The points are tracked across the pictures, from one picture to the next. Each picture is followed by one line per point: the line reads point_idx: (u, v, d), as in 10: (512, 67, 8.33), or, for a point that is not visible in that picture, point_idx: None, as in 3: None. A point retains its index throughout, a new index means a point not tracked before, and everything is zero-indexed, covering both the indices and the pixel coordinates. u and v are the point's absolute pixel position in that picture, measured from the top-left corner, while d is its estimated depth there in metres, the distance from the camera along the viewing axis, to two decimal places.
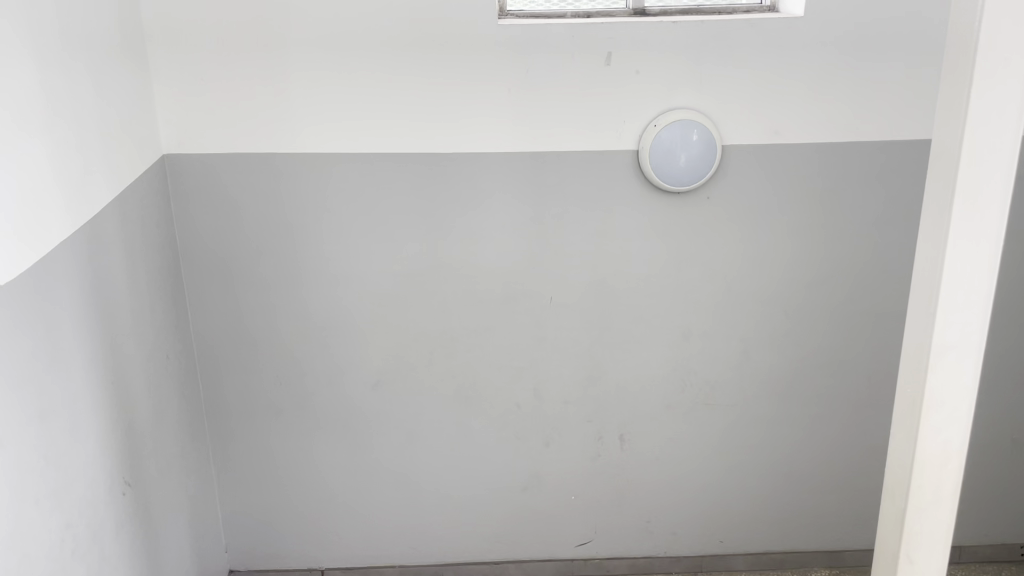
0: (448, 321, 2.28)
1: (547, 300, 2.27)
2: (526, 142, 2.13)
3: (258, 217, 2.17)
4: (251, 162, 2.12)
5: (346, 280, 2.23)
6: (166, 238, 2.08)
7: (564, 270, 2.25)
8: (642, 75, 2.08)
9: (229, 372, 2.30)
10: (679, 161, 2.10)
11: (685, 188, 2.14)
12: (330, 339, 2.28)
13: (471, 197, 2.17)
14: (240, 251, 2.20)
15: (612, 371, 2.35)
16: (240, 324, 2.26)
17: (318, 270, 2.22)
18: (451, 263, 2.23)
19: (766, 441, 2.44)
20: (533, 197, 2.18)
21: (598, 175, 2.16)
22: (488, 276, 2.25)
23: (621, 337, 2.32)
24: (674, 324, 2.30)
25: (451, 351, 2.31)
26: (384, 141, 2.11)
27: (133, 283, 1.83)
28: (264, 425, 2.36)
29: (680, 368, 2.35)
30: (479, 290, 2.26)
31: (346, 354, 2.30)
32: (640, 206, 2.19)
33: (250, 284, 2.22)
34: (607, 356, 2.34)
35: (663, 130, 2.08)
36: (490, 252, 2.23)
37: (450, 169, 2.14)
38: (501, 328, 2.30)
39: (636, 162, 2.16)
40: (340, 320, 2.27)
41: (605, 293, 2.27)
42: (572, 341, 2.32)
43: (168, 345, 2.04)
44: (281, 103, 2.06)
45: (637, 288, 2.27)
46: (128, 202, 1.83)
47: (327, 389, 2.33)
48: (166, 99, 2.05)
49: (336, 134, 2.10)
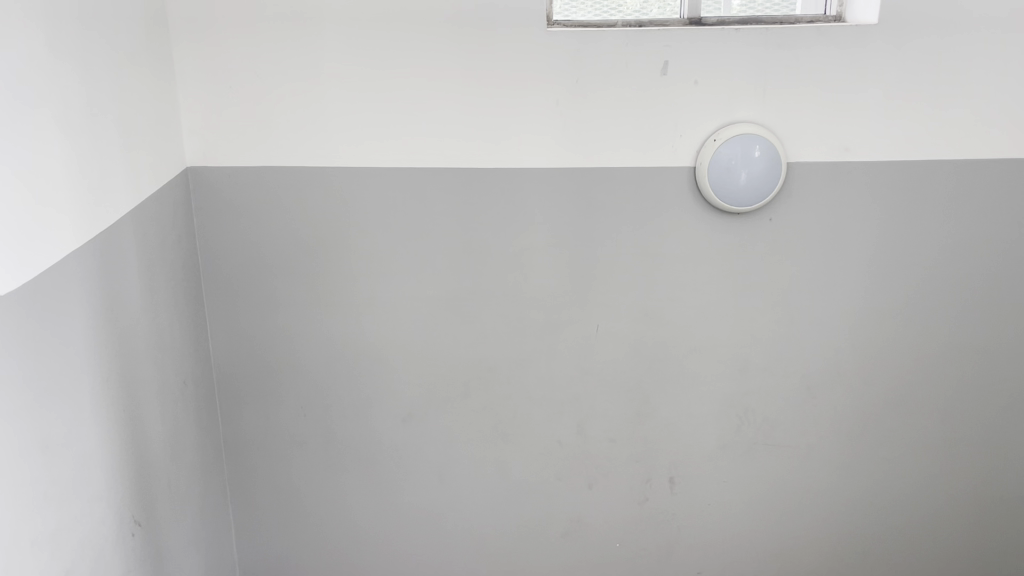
0: (486, 350, 2.12)
1: (593, 329, 2.11)
2: (575, 157, 1.98)
3: (285, 235, 2.02)
4: (280, 176, 1.98)
5: (378, 305, 2.08)
6: (187, 256, 1.94)
7: (613, 297, 2.08)
8: (701, 86, 1.93)
9: (250, 402, 2.14)
10: (740, 178, 1.94)
11: (746, 208, 1.98)
12: (359, 369, 2.12)
13: (513, 216, 2.02)
14: (266, 272, 2.05)
15: (662, 408, 2.17)
16: (264, 351, 2.10)
17: (348, 294, 2.07)
18: (491, 287, 2.07)
19: (828, 485, 2.25)
20: (580, 217, 2.02)
21: (652, 194, 2.01)
22: (530, 301, 2.08)
23: (673, 370, 2.14)
24: (730, 357, 2.13)
25: (489, 383, 2.14)
26: (422, 155, 1.97)
27: (152, 302, 1.68)
28: (286, 460, 2.20)
29: (736, 405, 2.17)
30: (521, 317, 2.09)
31: (376, 385, 2.14)
32: (697, 227, 2.03)
33: (276, 307, 2.07)
34: (657, 391, 2.16)
35: (723, 145, 1.92)
36: (533, 277, 2.07)
37: (492, 186, 2.00)
38: (544, 359, 2.13)
39: (693, 181, 2.00)
40: (371, 348, 2.11)
41: (657, 322, 2.10)
42: (620, 374, 2.14)
43: (187, 372, 1.88)
44: (314, 112, 1.93)
45: (691, 317, 2.10)
46: (149, 215, 1.69)
47: (355, 422, 2.17)
48: (191, 108, 1.92)
49: (371, 147, 1.96)
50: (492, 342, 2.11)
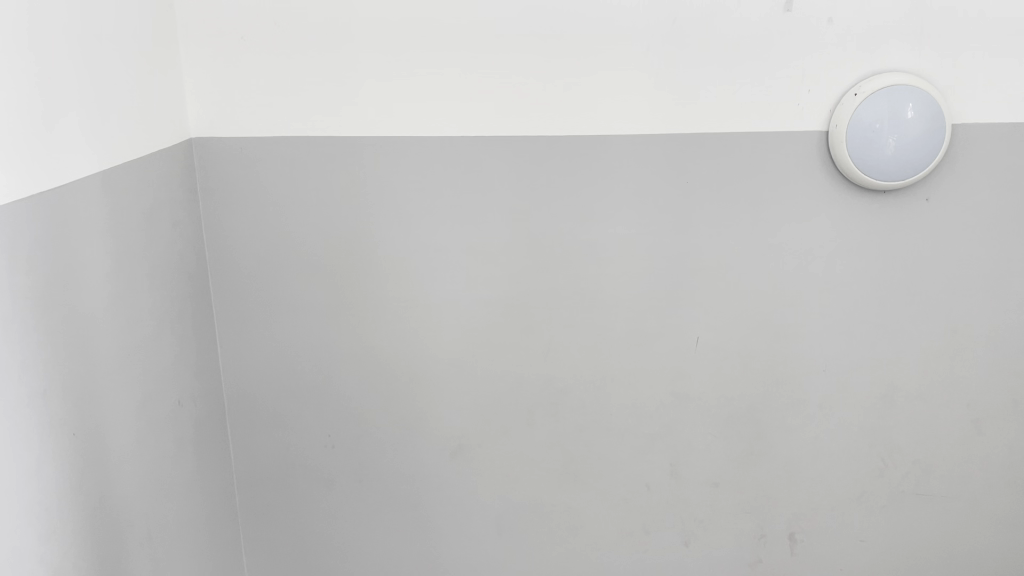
0: (557, 368, 1.70)
1: (692, 342, 1.66)
2: (671, 119, 1.55)
3: (310, 224, 1.64)
4: (303, 150, 1.60)
5: (424, 310, 1.68)
6: (187, 246, 1.57)
7: (719, 302, 1.64)
8: (837, 25, 1.49)
9: (267, 430, 1.75)
10: (890, 143, 1.49)
11: (896, 184, 1.53)
12: (398, 389, 1.72)
13: (592, 199, 1.60)
14: (286, 269, 1.67)
15: (780, 444, 1.71)
16: (284, 367, 1.72)
17: (385, 297, 1.67)
18: (563, 288, 1.65)
19: (995, 548, 1.75)
20: (677, 199, 1.59)
21: (770, 167, 1.57)
22: (613, 307, 1.66)
23: (796, 396, 1.68)
24: (870, 379, 1.66)
25: (559, 409, 1.72)
26: (480, 121, 1.57)
27: (126, 298, 1.32)
28: (311, 501, 1.79)
29: (877, 442, 1.69)
30: (600, 326, 1.67)
31: (418, 409, 1.73)
32: (829, 212, 1.58)
33: (298, 313, 1.69)
34: (774, 422, 1.69)
35: (868, 100, 1.48)
36: (617, 275, 1.64)
37: (567, 158, 1.58)
38: (630, 379, 1.69)
39: (824, 151, 1.56)
40: (414, 363, 1.70)
41: (774, 334, 1.65)
42: (726, 400, 1.69)
43: (181, 389, 1.51)
44: (345, 67, 1.55)
45: (820, 327, 1.64)
46: (127, 186, 1.33)
47: (393, 455, 1.76)
48: (196, 64, 1.56)
49: (416, 111, 1.57)
50: (564, 360, 1.69)
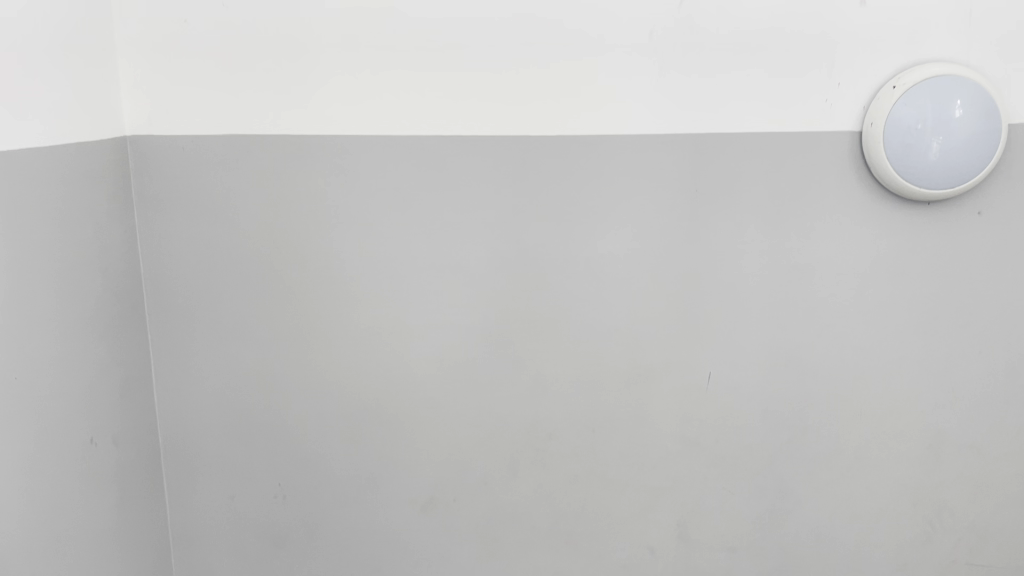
0: (545, 408, 1.45)
1: (705, 379, 1.42)
2: (678, 118, 1.34)
3: (260, 237, 1.42)
4: (253, 150, 1.39)
5: (390, 339, 1.44)
6: (113, 258, 1.35)
7: (735, 332, 1.40)
8: (871, 8, 1.28)
9: (208, 477, 1.50)
10: (935, 144, 1.27)
11: (942, 193, 1.30)
12: (362, 431, 1.48)
13: (586, 209, 1.38)
14: (233, 288, 1.44)
15: (809, 501, 1.44)
16: (229, 404, 1.48)
17: (346, 322, 1.44)
18: (553, 314, 1.42)
19: None
20: (686, 209, 1.37)
21: (794, 174, 1.34)
22: (611, 336, 1.42)
23: (827, 444, 1.42)
24: (915, 425, 1.41)
25: (548, 457, 1.47)
26: (458, 119, 1.36)
27: (16, 312, 1.09)
28: (257, 562, 1.54)
29: (924, 500, 1.43)
30: (596, 360, 1.43)
31: (384, 454, 1.48)
32: (864, 227, 1.35)
33: (245, 340, 1.45)
34: (800, 475, 1.44)
35: (909, 93, 1.26)
36: (616, 299, 1.41)
37: (558, 162, 1.37)
38: (631, 423, 1.44)
39: (856, 156, 1.34)
40: (380, 400, 1.46)
41: (801, 371, 1.40)
42: (744, 447, 1.44)
43: (94, 424, 1.27)
44: (302, 56, 1.35)
45: (854, 363, 1.40)
46: (23, 180, 1.11)
47: (354, 509, 1.51)
48: (132, 52, 1.36)
49: (384, 106, 1.36)
50: (554, 398, 1.45)
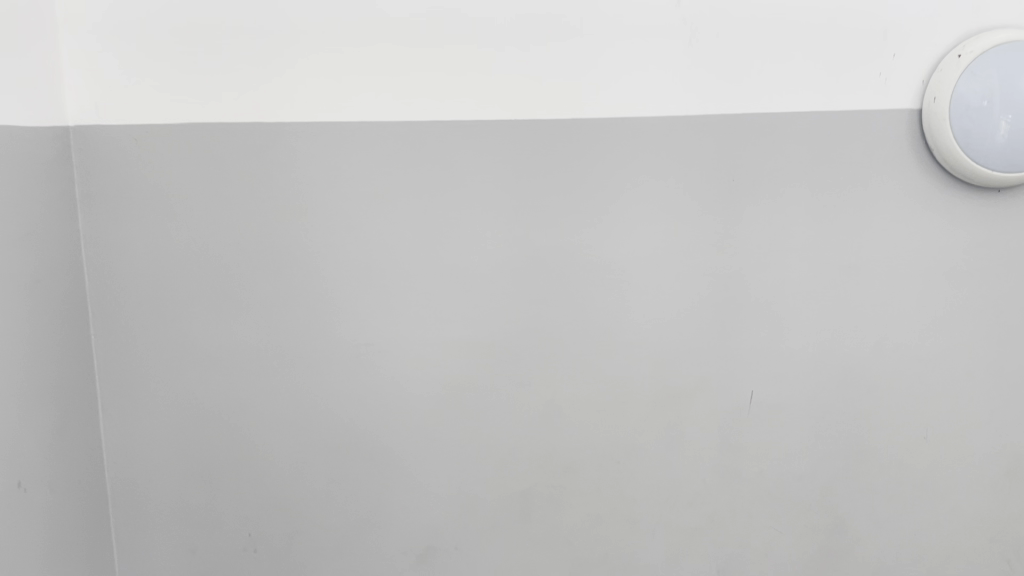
0: (561, 438, 1.25)
1: (746, 399, 1.23)
2: (710, 98, 1.17)
3: (228, 244, 1.22)
4: (219, 142, 1.19)
5: (379, 361, 1.24)
6: (50, 270, 1.14)
7: (781, 343, 1.21)
8: None
9: (165, 527, 1.28)
10: (1008, 119, 1.10)
11: (1016, 177, 1.13)
12: (346, 469, 1.26)
13: (606, 204, 1.20)
14: (194, 304, 1.23)
15: (867, 539, 1.25)
16: (191, 441, 1.26)
17: (328, 341, 1.24)
18: (568, 328, 1.23)
19: None
20: (722, 202, 1.19)
21: (843, 162, 1.17)
22: (636, 354, 1.23)
23: (887, 472, 1.23)
24: (988, 448, 1.23)
25: (563, 496, 1.26)
26: (457, 101, 1.18)
27: None
28: None
29: (997, 535, 1.25)
30: (618, 380, 1.24)
31: (372, 496, 1.27)
32: (925, 221, 1.18)
33: (211, 365, 1.24)
34: (856, 510, 1.24)
35: (977, 62, 1.10)
36: (642, 308, 1.22)
37: (572, 151, 1.19)
38: (661, 453, 1.25)
39: (914, 139, 1.17)
40: (367, 432, 1.26)
41: (858, 387, 1.22)
42: (792, 479, 1.24)
43: (15, 467, 1.06)
44: (275, 32, 1.17)
45: (916, 378, 1.21)
46: None
47: (336, 561, 1.29)
48: (75, 28, 1.16)
49: (371, 89, 1.18)
50: (571, 425, 1.25)
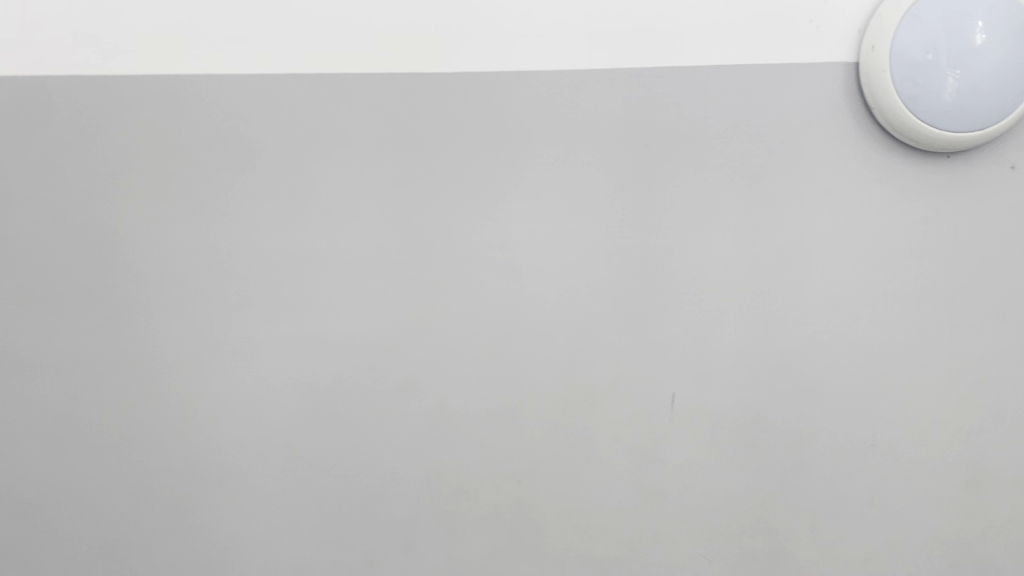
0: (451, 451, 1.06)
1: (666, 402, 1.05)
2: (618, 48, 1.00)
3: (52, 226, 1.03)
4: (42, 102, 1.02)
5: (233, 361, 1.05)
6: None
7: (706, 335, 1.04)
8: None
9: None
10: (954, 72, 0.95)
11: (968, 138, 0.98)
12: (195, 493, 1.06)
13: (500, 172, 1.03)
14: (12, 298, 1.04)
15: (811, 567, 1.06)
16: (8, 463, 1.06)
17: (173, 338, 1.04)
18: (457, 320, 1.04)
19: None
20: (634, 170, 1.03)
21: (771, 126, 1.02)
22: (538, 351, 1.05)
23: (832, 485, 1.06)
24: (946, 455, 1.05)
25: (456, 521, 1.06)
26: (321, 49, 1.00)
27: None
28: None
29: (962, 560, 1.06)
30: (518, 382, 1.05)
31: (228, 524, 1.06)
32: (866, 191, 1.02)
33: (31, 372, 1.05)
34: (799, 531, 1.06)
35: (917, 6, 0.95)
36: (544, 297, 1.04)
37: (458, 110, 1.02)
38: (569, 467, 1.06)
39: (852, 97, 1.01)
40: (220, 448, 1.06)
41: (795, 384, 1.05)
42: (724, 495, 1.06)
43: None
44: None
45: (861, 374, 1.04)
46: None
47: None
48: None
49: (222, 36, 1.00)
50: (462, 436, 1.05)
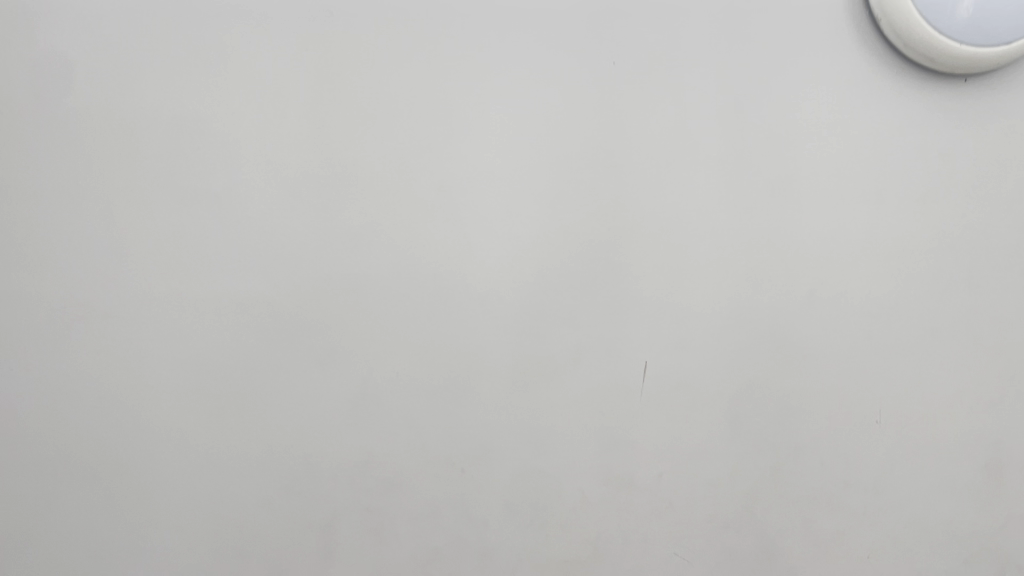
0: (377, 435, 0.87)
1: (636, 375, 0.88)
2: None
3: None
4: None
5: (107, 323, 0.85)
6: None
7: (683, 294, 0.88)
8: None
9: None
10: None
11: (979, 51, 0.83)
12: (54, 489, 0.85)
13: (441, 99, 0.87)
14: None
15: (805, 568, 0.90)
16: None
17: (31, 297, 0.84)
18: (386, 273, 0.87)
19: None
20: (598, 94, 0.87)
21: (756, 43, 0.87)
22: (483, 310, 0.87)
23: (830, 471, 0.89)
24: (961, 435, 0.90)
25: (381, 520, 0.87)
26: None
27: None
28: None
29: (979, 556, 0.91)
30: (459, 347, 0.87)
31: (96, 528, 0.85)
32: (864, 124, 0.88)
33: None
34: (791, 526, 0.89)
35: None
36: (491, 247, 0.87)
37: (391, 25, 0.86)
38: (521, 454, 0.88)
39: (851, 11, 0.87)
40: (89, 437, 0.85)
41: (786, 352, 0.88)
42: (704, 484, 0.89)
43: None
44: None
45: (863, 337, 0.89)
46: None
47: None
48: None
49: None
50: (390, 418, 0.87)
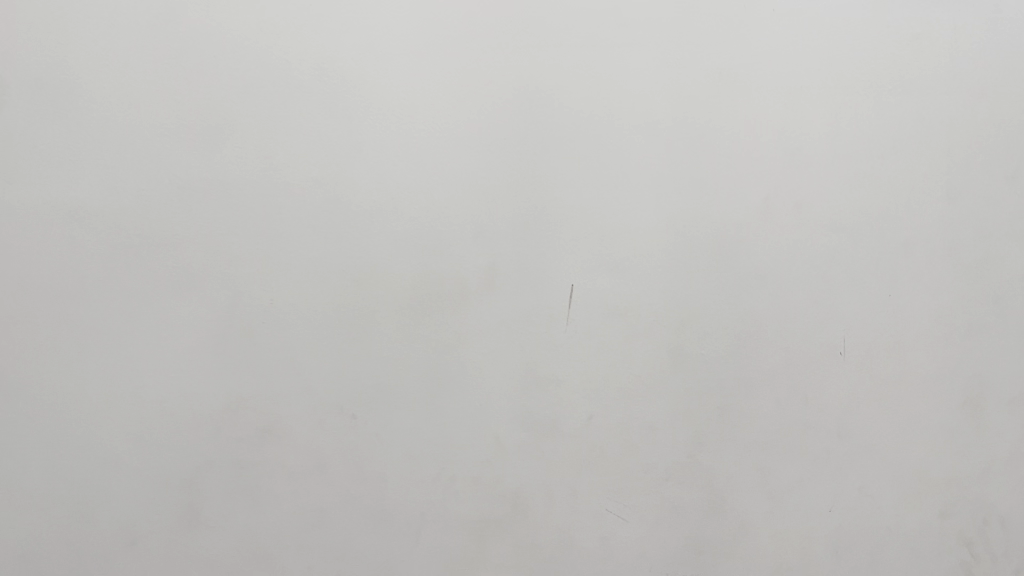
0: (253, 370, 0.71)
1: (562, 298, 0.75)
2: None
3: None
4: None
5: None
6: None
7: (618, 203, 0.75)
8: None
9: None
10: None
11: None
12: None
13: None
14: None
15: (761, 522, 0.77)
16: None
17: None
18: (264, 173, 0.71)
19: None
20: None
21: None
22: (382, 218, 0.73)
23: (791, 409, 0.77)
24: (933, 366, 0.79)
25: (257, 473, 0.72)
26: None
27: None
28: None
29: (955, 505, 0.79)
30: (353, 262, 0.73)
31: None
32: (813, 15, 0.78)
33: None
34: (744, 474, 0.77)
35: None
36: (390, 142, 0.73)
37: None
38: (426, 392, 0.74)
39: None
40: None
41: (735, 272, 0.76)
42: (642, 426, 0.76)
43: None
44: None
45: (819, 254, 0.77)
46: None
47: None
48: None
49: None
50: (271, 352, 0.72)
